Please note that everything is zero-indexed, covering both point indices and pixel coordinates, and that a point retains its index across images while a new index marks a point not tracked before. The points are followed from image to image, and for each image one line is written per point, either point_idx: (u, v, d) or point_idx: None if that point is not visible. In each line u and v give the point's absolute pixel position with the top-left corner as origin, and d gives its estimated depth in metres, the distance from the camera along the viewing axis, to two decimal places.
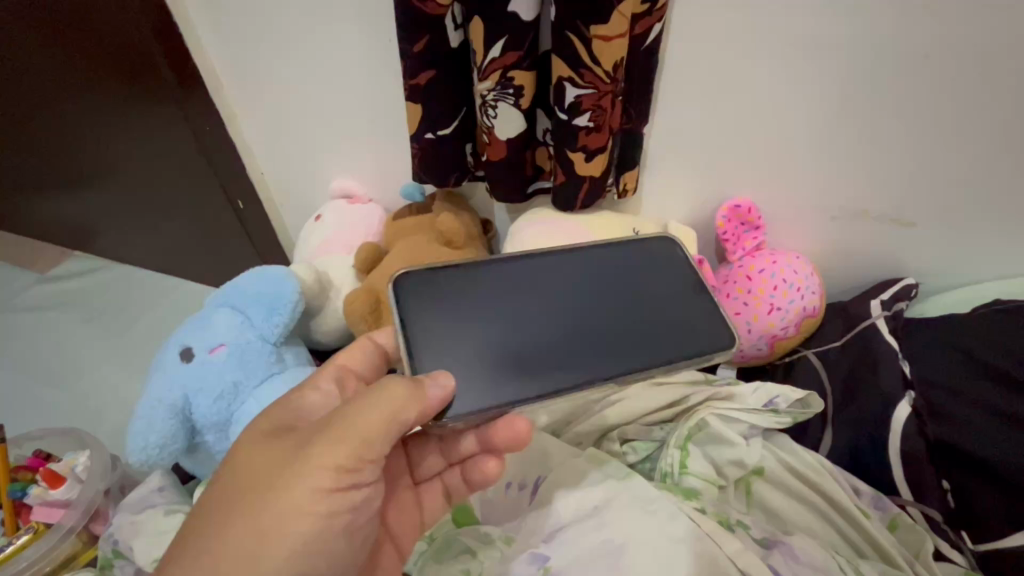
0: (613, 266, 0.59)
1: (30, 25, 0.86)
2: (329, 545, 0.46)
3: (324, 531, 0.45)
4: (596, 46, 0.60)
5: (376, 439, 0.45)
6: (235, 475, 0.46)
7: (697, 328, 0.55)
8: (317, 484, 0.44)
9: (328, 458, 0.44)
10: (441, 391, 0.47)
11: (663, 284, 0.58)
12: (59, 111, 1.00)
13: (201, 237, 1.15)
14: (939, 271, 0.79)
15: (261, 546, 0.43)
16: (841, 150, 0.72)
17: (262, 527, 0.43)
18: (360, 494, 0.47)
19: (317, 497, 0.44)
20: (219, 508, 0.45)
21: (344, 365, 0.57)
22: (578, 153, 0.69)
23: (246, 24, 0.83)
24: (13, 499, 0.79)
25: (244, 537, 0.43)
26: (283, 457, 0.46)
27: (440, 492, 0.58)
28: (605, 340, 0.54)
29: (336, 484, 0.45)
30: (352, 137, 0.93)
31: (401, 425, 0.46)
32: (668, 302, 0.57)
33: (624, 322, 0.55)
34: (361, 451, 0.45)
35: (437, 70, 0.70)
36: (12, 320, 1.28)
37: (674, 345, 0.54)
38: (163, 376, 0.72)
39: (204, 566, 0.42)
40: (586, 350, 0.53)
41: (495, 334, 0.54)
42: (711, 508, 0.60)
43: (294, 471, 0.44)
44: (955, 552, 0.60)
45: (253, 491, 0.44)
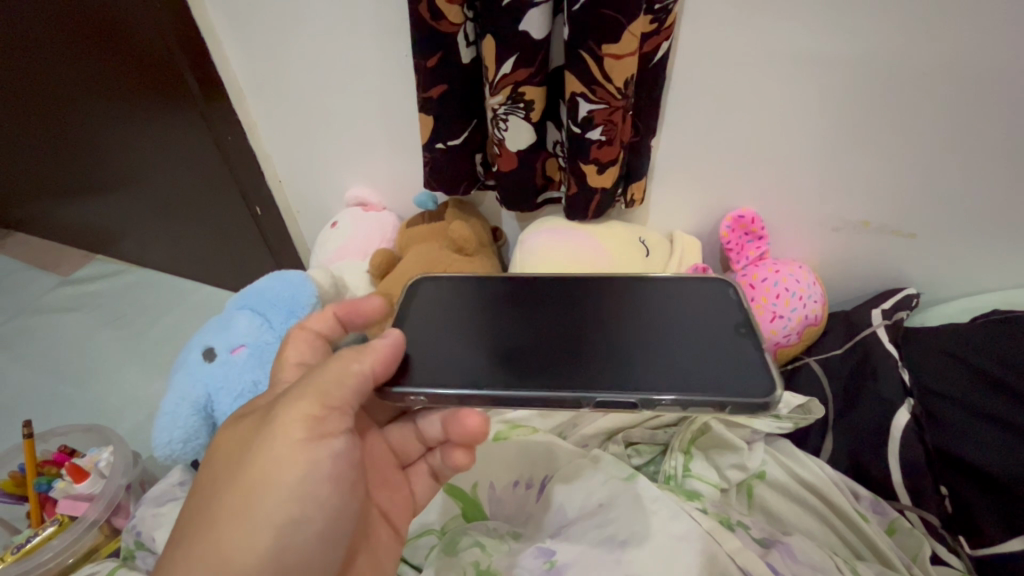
0: (612, 301, 0.61)
1: (70, 39, 0.92)
2: (315, 492, 0.48)
3: (306, 480, 0.47)
4: (607, 64, 0.63)
5: (334, 388, 0.49)
6: (222, 448, 0.50)
7: (738, 378, 0.51)
8: (289, 437, 0.47)
9: (295, 411, 0.48)
10: (391, 340, 0.53)
11: (675, 326, 0.57)
12: (93, 120, 1.06)
13: (221, 242, 1.19)
14: (941, 282, 0.80)
15: (249, 502, 0.46)
16: (843, 162, 0.74)
17: (245, 485, 0.46)
18: (340, 442, 0.50)
19: (292, 449, 0.47)
20: (208, 483, 0.48)
21: (301, 358, 0.60)
22: (589, 166, 0.72)
23: (270, 40, 0.87)
24: (39, 491, 0.82)
25: (232, 497, 0.46)
26: (257, 425, 0.50)
27: (427, 470, 0.62)
28: (579, 355, 0.55)
29: (309, 435, 0.48)
30: (367, 147, 0.96)
31: (355, 375, 0.50)
32: (678, 343, 0.56)
33: (608, 347, 0.56)
34: (326, 400, 0.49)
35: (449, 84, 0.73)
36: (36, 320, 1.32)
37: (679, 375, 0.52)
38: (186, 375, 0.75)
39: (203, 530, 0.45)
40: (556, 354, 0.55)
41: (473, 341, 0.57)
42: (712, 509, 0.62)
43: (268, 430, 0.48)
44: (953, 556, 0.63)
45: (235, 460, 0.48)
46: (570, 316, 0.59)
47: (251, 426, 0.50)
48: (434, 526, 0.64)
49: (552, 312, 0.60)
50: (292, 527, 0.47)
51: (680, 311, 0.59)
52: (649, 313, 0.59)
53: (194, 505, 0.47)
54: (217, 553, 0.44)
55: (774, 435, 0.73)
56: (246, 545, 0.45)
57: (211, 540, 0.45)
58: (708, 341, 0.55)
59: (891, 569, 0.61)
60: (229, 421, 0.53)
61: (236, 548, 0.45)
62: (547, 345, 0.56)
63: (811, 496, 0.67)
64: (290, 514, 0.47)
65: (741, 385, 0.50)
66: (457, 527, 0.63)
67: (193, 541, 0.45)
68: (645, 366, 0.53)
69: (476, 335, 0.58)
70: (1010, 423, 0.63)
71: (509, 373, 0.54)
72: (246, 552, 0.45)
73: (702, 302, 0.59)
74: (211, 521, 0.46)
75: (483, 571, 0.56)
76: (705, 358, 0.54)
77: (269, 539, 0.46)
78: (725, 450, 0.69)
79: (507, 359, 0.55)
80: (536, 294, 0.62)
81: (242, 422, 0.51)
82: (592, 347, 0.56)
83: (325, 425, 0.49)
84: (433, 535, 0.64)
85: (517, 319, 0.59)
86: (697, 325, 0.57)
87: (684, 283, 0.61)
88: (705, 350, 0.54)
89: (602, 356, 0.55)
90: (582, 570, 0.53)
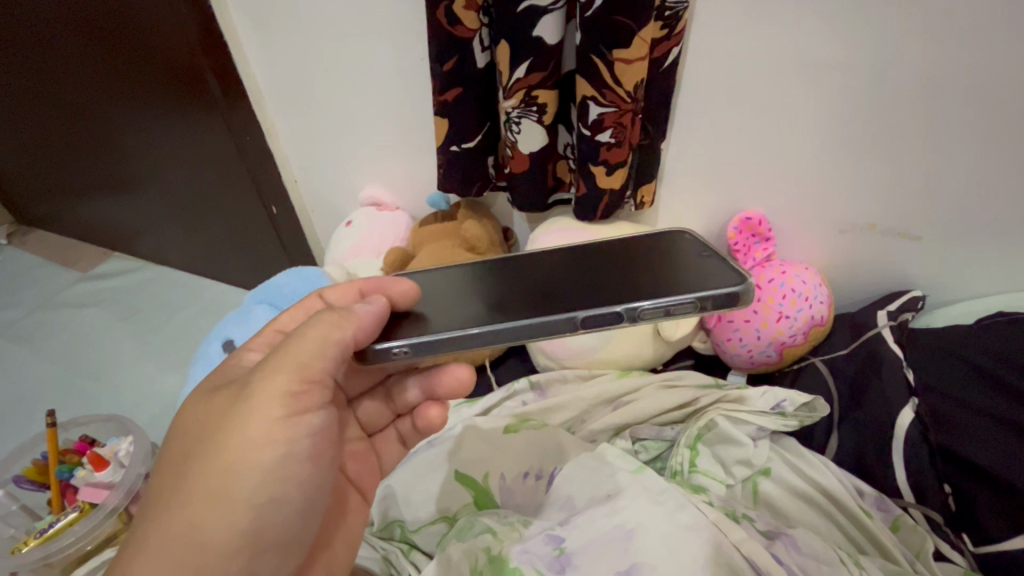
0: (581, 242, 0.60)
1: (96, 40, 0.95)
2: (294, 473, 0.47)
3: (285, 461, 0.46)
4: (618, 68, 0.65)
5: (314, 360, 0.46)
6: (191, 425, 0.47)
7: (703, 279, 0.51)
8: (266, 416, 0.45)
9: (273, 388, 0.45)
10: (376, 308, 0.49)
11: (641, 249, 0.57)
12: (117, 120, 1.09)
13: (236, 240, 1.22)
14: (948, 285, 0.81)
15: (227, 484, 0.44)
16: (850, 165, 0.75)
17: (221, 466, 0.44)
18: (317, 418, 0.47)
19: (270, 427, 0.45)
20: (179, 460, 0.46)
21: (277, 327, 0.56)
22: (599, 167, 0.74)
23: (290, 44, 0.89)
24: (61, 479, 0.84)
25: (208, 479, 0.44)
26: (229, 400, 0.46)
27: (395, 439, 0.64)
28: (555, 289, 0.54)
29: (286, 412, 0.45)
30: (381, 148, 0.99)
31: (337, 344, 0.47)
32: (644, 261, 0.56)
33: (582, 277, 0.55)
34: (304, 372, 0.46)
35: (464, 88, 0.75)
36: (56, 315, 1.35)
37: (655, 284, 0.52)
38: (207, 366, 0.77)
39: (175, 509, 0.43)
40: (535, 289, 0.54)
41: (447, 296, 0.56)
42: (718, 502, 0.64)
43: (242, 408, 0.45)
44: (956, 553, 0.62)
45: (206, 437, 0.45)
46: (541, 261, 0.58)
47: (222, 399, 0.47)
48: (449, 512, 0.66)
49: (529, 261, 0.58)
50: (272, 507, 0.46)
51: (651, 244, 0.58)
52: (622, 248, 0.58)
53: (167, 481, 0.45)
54: (195, 536, 0.43)
55: (781, 433, 0.74)
56: (227, 527, 0.44)
57: (184, 517, 0.43)
58: (679, 262, 0.55)
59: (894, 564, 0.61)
60: (203, 390, 0.49)
61: (215, 529, 0.44)
62: (523, 286, 0.55)
63: (815, 492, 0.68)
64: (269, 493, 0.46)
65: (711, 282, 0.50)
66: (469, 514, 0.64)
67: (168, 517, 0.44)
68: (620, 283, 0.52)
69: (450, 292, 0.56)
70: (1013, 421, 0.64)
71: (492, 311, 0.52)
72: (227, 532, 0.44)
73: (661, 235, 0.59)
74: (185, 501, 0.44)
75: (494, 556, 0.57)
76: (674, 272, 0.53)
77: (250, 520, 0.45)
78: (730, 444, 0.71)
79: (489, 303, 0.53)
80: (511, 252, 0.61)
81: (217, 394, 0.47)
82: (572, 282, 0.54)
83: (304, 401, 0.46)
84: (447, 522, 0.66)
85: (497, 270, 0.58)
86: (665, 250, 0.57)
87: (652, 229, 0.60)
88: (677, 268, 0.54)
89: (583, 286, 0.53)
90: (590, 559, 0.55)
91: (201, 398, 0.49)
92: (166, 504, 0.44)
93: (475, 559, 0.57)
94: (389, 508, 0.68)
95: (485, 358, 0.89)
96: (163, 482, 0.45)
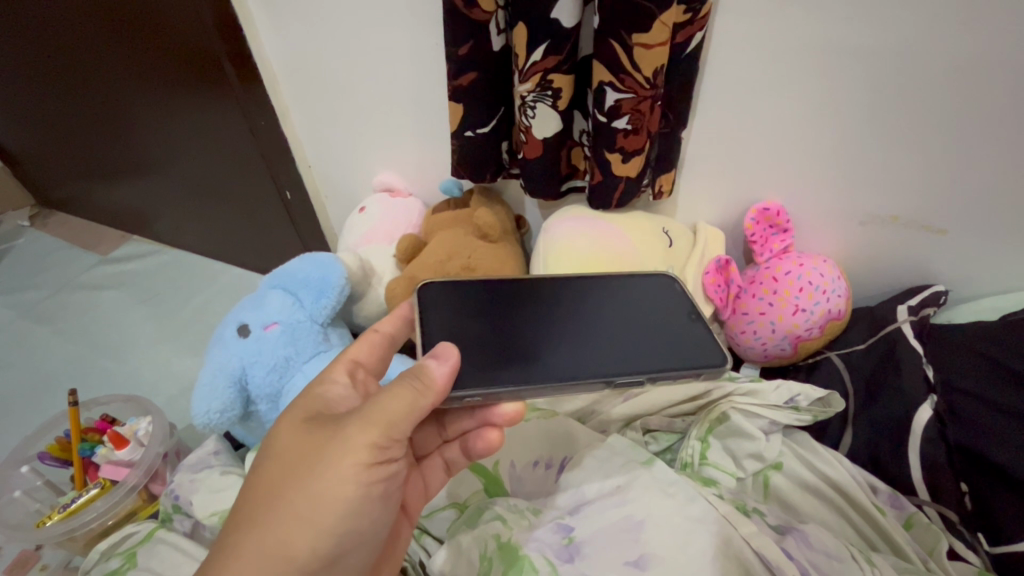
0: (620, 290, 0.60)
1: (112, 25, 0.96)
2: (371, 511, 0.46)
3: (365, 501, 0.45)
4: (636, 53, 0.63)
5: (403, 422, 0.44)
6: (282, 457, 0.46)
7: (696, 347, 0.54)
8: (355, 459, 0.44)
9: (361, 437, 0.44)
10: (448, 366, 0.46)
11: (671, 308, 0.58)
12: (137, 107, 1.10)
13: (251, 226, 1.23)
14: (972, 279, 0.79)
15: (307, 522, 0.43)
16: (874, 156, 0.73)
17: (308, 497, 0.43)
18: (395, 467, 0.46)
19: (355, 471, 0.44)
20: (266, 485, 0.45)
21: (351, 357, 0.55)
22: (614, 154, 0.72)
23: (303, 27, 0.89)
24: (82, 456, 0.86)
25: (290, 512, 0.43)
26: (322, 439, 0.45)
27: (440, 466, 0.61)
28: (600, 344, 0.54)
29: (373, 460, 0.44)
30: (395, 135, 0.98)
31: (423, 412, 0.45)
32: (674, 323, 0.57)
33: (624, 334, 0.55)
34: (392, 430, 0.44)
35: (479, 71, 0.74)
36: (76, 295, 1.38)
37: (683, 355, 0.53)
38: (221, 349, 0.77)
39: (256, 541, 0.42)
40: (578, 341, 0.54)
41: (495, 332, 0.54)
42: (729, 496, 0.65)
43: (332, 449, 0.44)
44: (970, 552, 0.62)
45: (298, 466, 0.44)
46: (584, 308, 0.58)
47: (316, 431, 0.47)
48: (458, 499, 0.67)
49: (515, 311, 0.56)
50: (346, 542, 0.45)
51: (639, 296, 0.59)
52: (611, 301, 0.59)
53: (250, 498, 0.45)
54: (276, 558, 0.42)
55: (793, 428, 0.73)
56: (305, 561, 0.43)
57: (264, 548, 0.42)
58: (675, 323, 0.57)
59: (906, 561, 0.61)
60: (297, 420, 0.48)
61: (293, 562, 0.42)
62: (569, 333, 0.55)
63: (827, 487, 0.67)
64: (347, 529, 0.45)
65: (706, 352, 0.53)
66: (480, 500, 0.64)
67: (250, 541, 0.42)
68: (661, 348, 0.54)
69: (498, 328, 0.54)
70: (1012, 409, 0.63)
71: (528, 363, 0.51)
72: (309, 553, 0.43)
73: (664, 286, 0.60)
74: (272, 521, 0.43)
75: (503, 543, 0.56)
76: (683, 334, 0.55)
77: (330, 546, 0.44)
78: (742, 448, 0.70)
79: (514, 350, 0.52)
80: (507, 298, 0.58)
81: (311, 428, 0.47)
82: (578, 339, 0.54)
83: (389, 453, 0.45)
84: (456, 509, 0.66)
85: (539, 310, 0.57)
86: (673, 309, 0.58)
87: (626, 279, 0.61)
88: (674, 334, 0.56)
89: (601, 344, 0.54)
90: (599, 546, 0.55)
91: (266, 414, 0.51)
92: (252, 520, 0.43)
93: (484, 545, 0.57)
94: None
95: None
96: (247, 498, 0.45)
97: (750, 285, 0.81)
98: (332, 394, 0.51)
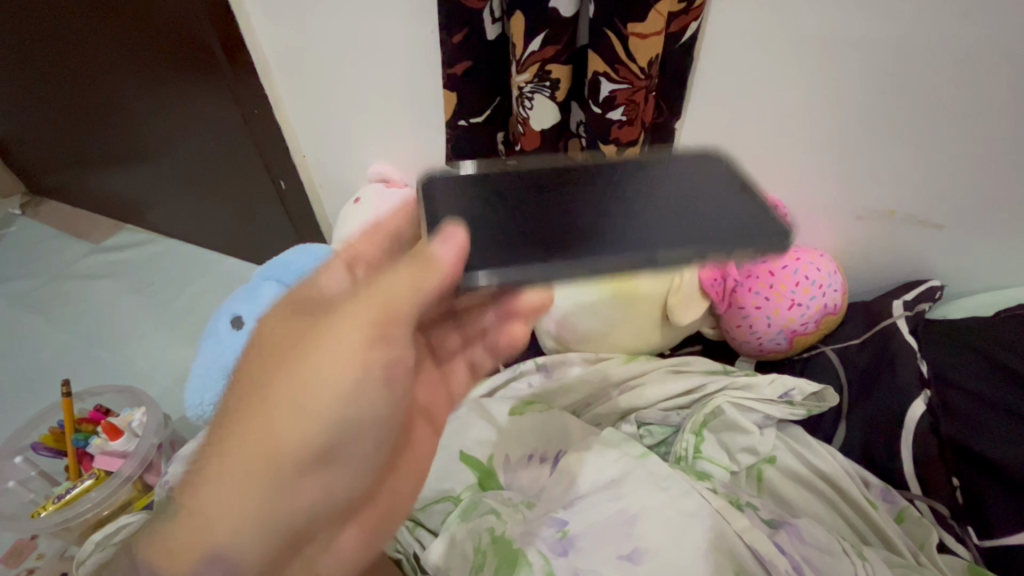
0: (655, 170, 0.52)
1: (101, 9, 0.94)
2: (371, 398, 0.45)
3: (366, 386, 0.44)
4: (632, 43, 0.62)
5: (403, 302, 0.42)
6: (276, 346, 0.45)
7: (741, 224, 0.47)
8: (351, 336, 0.42)
9: (358, 316, 0.42)
10: (454, 247, 0.43)
11: (711, 182, 0.51)
12: (128, 93, 1.08)
13: (245, 215, 1.21)
14: (968, 275, 0.79)
15: (302, 406, 0.43)
16: (873, 150, 0.73)
17: (302, 379, 0.43)
18: (398, 351, 0.45)
19: (353, 349, 0.43)
20: (261, 369, 0.45)
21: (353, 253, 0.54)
22: (610, 146, 0.72)
23: (296, 14, 0.87)
24: (77, 447, 0.86)
25: (286, 395, 0.43)
26: (315, 321, 0.45)
27: (464, 366, 0.61)
28: (635, 225, 0.48)
29: (373, 341, 0.43)
30: (390, 125, 0.97)
31: (423, 294, 0.43)
32: (715, 201, 0.49)
33: (663, 215, 0.49)
34: (392, 308, 0.42)
35: (473, 60, 0.73)
36: (68, 285, 1.37)
37: (729, 231, 0.46)
38: (215, 342, 0.77)
39: (251, 425, 0.43)
40: (611, 222, 0.48)
41: (514, 218, 0.48)
42: (722, 490, 0.65)
43: (326, 330, 0.43)
44: (961, 546, 0.62)
45: (290, 351, 0.44)
46: (615, 189, 0.51)
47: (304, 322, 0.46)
48: (452, 493, 0.67)
49: (534, 190, 0.50)
50: (346, 426, 0.44)
51: (678, 173, 0.52)
52: (645, 181, 0.51)
53: (247, 387, 0.45)
54: (274, 441, 0.42)
55: (786, 422, 0.74)
56: (304, 441, 0.43)
57: (262, 428, 0.43)
58: (717, 203, 0.49)
59: (897, 554, 0.61)
60: (285, 313, 0.47)
61: (292, 444, 0.43)
62: (599, 216, 0.48)
63: (820, 481, 0.68)
64: (345, 413, 0.44)
65: (753, 228, 0.47)
66: (473, 494, 0.64)
67: (249, 422, 0.43)
68: (704, 229, 0.47)
69: (519, 214, 0.49)
70: (1017, 412, 0.63)
71: (555, 247, 0.45)
72: (305, 442, 0.43)
73: (702, 163, 0.52)
74: (268, 406, 0.43)
75: (498, 536, 0.57)
76: (725, 212, 0.48)
77: (329, 430, 0.44)
78: (736, 439, 0.70)
79: (535, 235, 0.47)
80: (525, 182, 0.51)
81: (304, 314, 0.46)
82: (612, 221, 0.48)
83: (391, 339, 0.43)
84: (450, 502, 0.66)
85: (564, 195, 0.50)
86: (713, 187, 0.51)
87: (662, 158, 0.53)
88: (717, 212, 0.49)
89: (637, 225, 0.48)
90: (594, 540, 0.55)
91: (274, 311, 0.49)
92: (249, 403, 0.44)
93: (478, 538, 0.57)
94: None
95: None
96: (244, 385, 0.45)
97: (747, 279, 0.78)
98: (327, 286, 0.49)
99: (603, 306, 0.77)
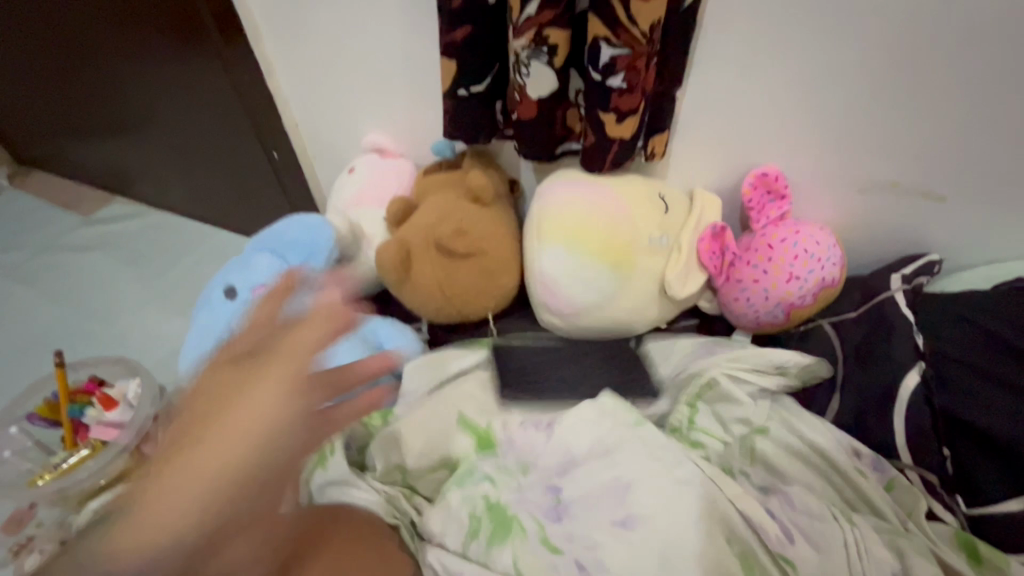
0: None
1: None
2: (276, 453, 0.41)
3: (297, 419, 0.42)
4: (634, 5, 0.61)
5: (311, 354, 0.43)
6: (199, 404, 0.41)
7: None
8: (277, 381, 0.41)
9: (293, 362, 0.42)
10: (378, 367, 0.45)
11: None
12: (114, 59, 1.05)
13: (237, 187, 1.19)
14: (968, 248, 0.78)
15: (222, 456, 0.39)
16: (877, 119, 0.72)
17: (232, 423, 0.40)
18: (300, 409, 0.41)
19: (275, 390, 0.41)
20: (188, 421, 0.41)
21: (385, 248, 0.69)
22: (609, 115, 0.70)
23: None
24: (72, 418, 0.86)
25: (211, 439, 0.39)
26: (239, 381, 0.42)
27: None
28: None
29: (308, 402, 0.42)
30: (383, 93, 0.95)
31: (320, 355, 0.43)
32: None
33: None
34: (306, 369, 0.42)
35: (473, 24, 0.71)
36: (59, 257, 1.34)
37: None
38: (210, 310, 0.77)
39: (168, 481, 0.38)
40: None
41: None
42: (715, 459, 0.68)
43: (256, 382, 0.41)
44: (948, 513, 0.64)
45: (222, 389, 0.41)
46: None
47: (240, 376, 0.42)
48: (448, 458, 0.67)
49: None
50: (253, 475, 0.39)
51: None
52: None
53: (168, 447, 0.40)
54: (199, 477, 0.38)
55: (780, 392, 0.74)
56: (229, 469, 0.39)
57: (191, 465, 0.38)
58: None
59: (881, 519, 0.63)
60: (217, 369, 0.44)
61: (213, 477, 0.39)
62: None
63: (810, 451, 0.68)
64: (271, 447, 0.40)
65: None
66: (470, 460, 0.64)
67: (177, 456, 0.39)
68: None
69: None
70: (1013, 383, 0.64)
71: None
72: (235, 474, 0.39)
73: None
74: (189, 446, 0.39)
75: (493, 503, 0.59)
76: None
77: (249, 470, 0.39)
78: (729, 409, 0.71)
79: None
80: None
81: (224, 375, 0.42)
82: None
83: (313, 395, 0.42)
84: (447, 469, 0.67)
85: None
86: None
87: None
88: None
89: None
90: (587, 506, 0.57)
91: (206, 372, 0.45)
92: (179, 442, 0.39)
93: (474, 504, 0.59)
94: (389, 454, 0.68)
95: (490, 311, 0.86)
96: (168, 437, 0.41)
97: (745, 253, 0.80)
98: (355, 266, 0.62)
99: (603, 277, 0.76)
